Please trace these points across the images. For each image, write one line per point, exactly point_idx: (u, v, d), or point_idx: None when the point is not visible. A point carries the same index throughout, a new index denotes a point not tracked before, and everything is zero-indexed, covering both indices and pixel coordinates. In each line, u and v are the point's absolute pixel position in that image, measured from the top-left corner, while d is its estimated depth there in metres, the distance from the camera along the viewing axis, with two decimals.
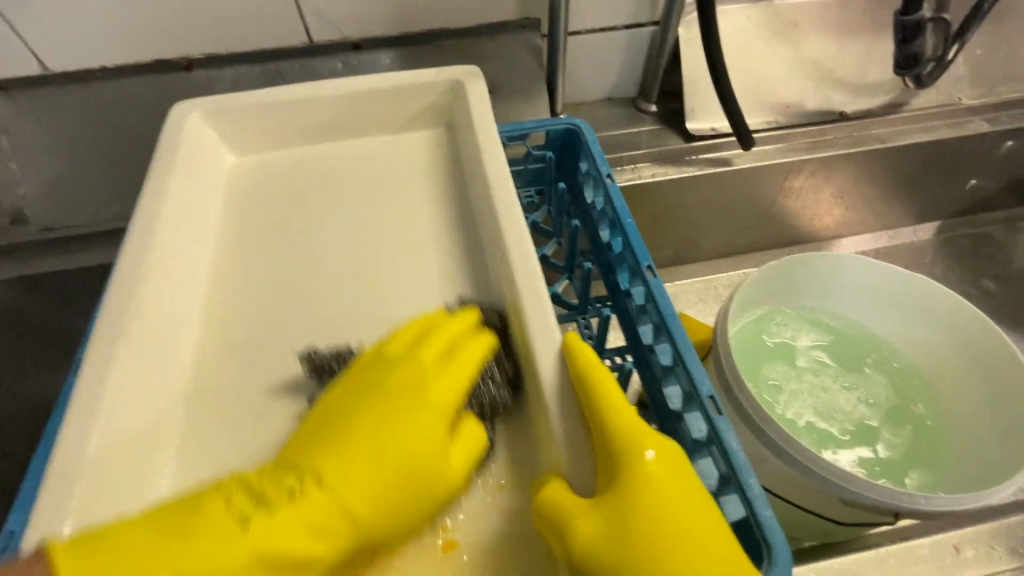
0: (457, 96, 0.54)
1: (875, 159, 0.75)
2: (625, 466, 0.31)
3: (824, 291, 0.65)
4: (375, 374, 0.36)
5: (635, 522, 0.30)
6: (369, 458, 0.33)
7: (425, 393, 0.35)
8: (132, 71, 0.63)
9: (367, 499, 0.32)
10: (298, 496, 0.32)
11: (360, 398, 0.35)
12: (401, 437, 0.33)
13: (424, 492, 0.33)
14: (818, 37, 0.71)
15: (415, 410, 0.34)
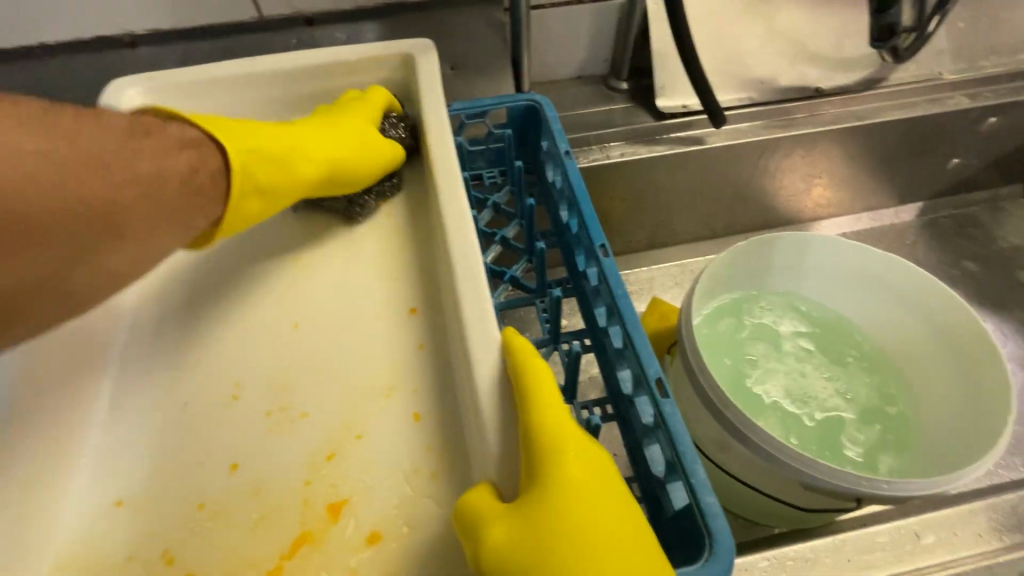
0: (409, 71, 0.52)
1: (853, 137, 0.72)
2: (549, 469, 0.29)
3: (801, 273, 0.63)
4: (322, 112, 0.50)
5: (554, 529, 0.27)
6: (310, 138, 0.44)
7: (351, 115, 0.47)
8: (75, 49, 0.60)
9: (308, 152, 0.43)
10: (252, 136, 0.42)
11: (307, 120, 0.48)
12: (335, 130, 0.45)
13: (339, 181, 0.44)
14: (794, 9, 0.68)
15: (345, 118, 0.46)
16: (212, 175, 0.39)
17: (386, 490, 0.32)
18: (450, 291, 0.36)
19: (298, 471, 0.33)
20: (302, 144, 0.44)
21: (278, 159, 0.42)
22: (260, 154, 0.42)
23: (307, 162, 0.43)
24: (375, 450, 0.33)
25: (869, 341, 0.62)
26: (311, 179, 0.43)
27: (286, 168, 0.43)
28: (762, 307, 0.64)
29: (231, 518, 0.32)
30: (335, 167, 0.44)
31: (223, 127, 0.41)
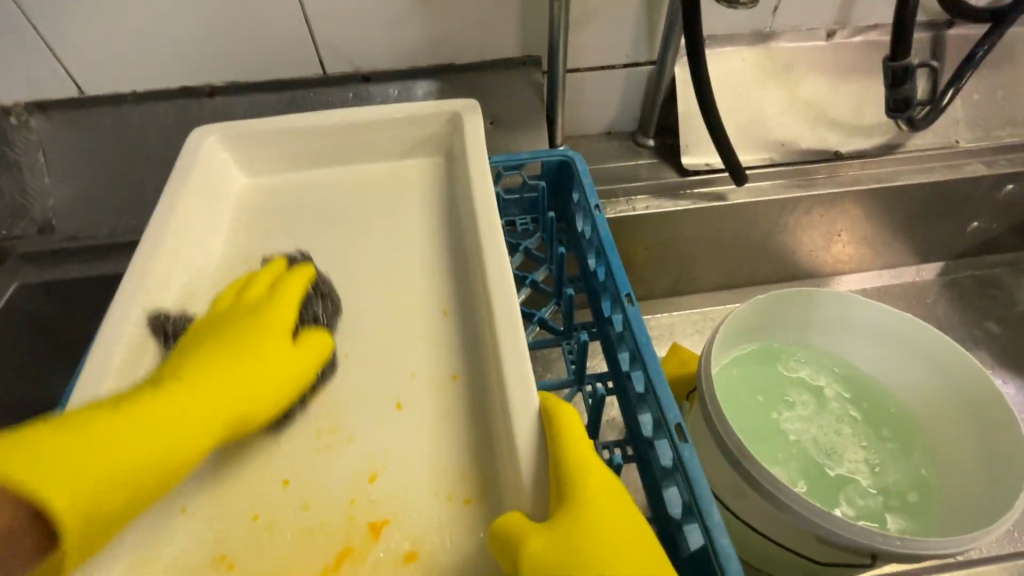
0: (455, 127, 0.57)
1: (871, 199, 0.75)
2: (582, 495, 0.30)
3: (831, 330, 0.64)
4: (223, 317, 0.44)
5: (588, 551, 0.28)
6: (200, 410, 0.37)
7: (259, 329, 0.42)
8: (161, 97, 0.68)
9: (192, 419, 0.36)
10: (131, 417, 0.34)
11: (212, 338, 0.42)
12: (244, 355, 0.40)
13: (244, 420, 0.38)
14: (812, 79, 0.73)
15: (249, 339, 0.41)
16: (25, 507, 0.29)
17: (424, 514, 0.35)
18: (489, 334, 0.40)
19: (343, 492, 0.36)
20: (211, 398, 0.37)
21: (162, 437, 0.35)
22: (150, 425, 0.35)
23: (200, 419, 0.36)
24: (415, 477, 0.36)
25: (900, 406, 0.62)
26: (208, 439, 0.36)
27: (174, 454, 0.35)
28: (790, 361, 0.65)
29: (282, 529, 0.35)
30: (240, 416, 0.38)
31: (81, 434, 0.33)
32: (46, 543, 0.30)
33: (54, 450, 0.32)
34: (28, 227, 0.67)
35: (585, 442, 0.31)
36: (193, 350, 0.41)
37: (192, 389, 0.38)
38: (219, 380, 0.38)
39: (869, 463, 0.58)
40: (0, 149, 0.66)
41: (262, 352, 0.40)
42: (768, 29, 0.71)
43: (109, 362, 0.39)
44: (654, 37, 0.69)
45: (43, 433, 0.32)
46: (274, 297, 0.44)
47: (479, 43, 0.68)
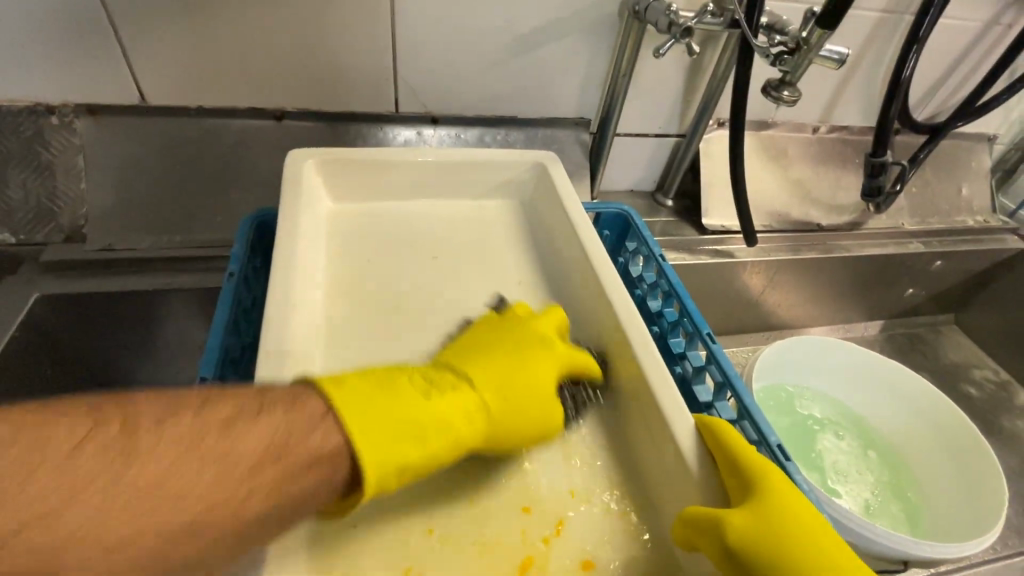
0: (538, 174, 0.62)
1: (841, 265, 0.91)
2: (758, 483, 0.35)
3: (833, 374, 0.76)
4: (496, 333, 0.43)
5: (777, 531, 0.33)
6: (488, 374, 0.40)
7: (528, 339, 0.42)
8: (223, 113, 0.66)
9: (438, 417, 0.36)
10: (408, 414, 0.35)
11: (463, 355, 0.42)
12: (514, 378, 0.40)
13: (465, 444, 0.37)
14: (801, 163, 0.88)
15: (520, 361, 0.41)
16: (325, 483, 0.31)
17: (593, 521, 0.38)
18: (622, 361, 0.44)
19: (516, 507, 0.38)
20: (484, 401, 0.39)
21: (431, 437, 0.36)
22: (413, 426, 0.35)
23: (457, 419, 0.37)
24: (575, 490, 0.39)
25: (883, 438, 0.74)
26: (460, 442, 0.37)
27: (453, 430, 0.37)
28: (799, 402, 0.76)
29: (461, 541, 0.36)
30: (493, 429, 0.38)
31: (377, 389, 0.35)
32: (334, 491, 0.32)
33: (343, 392, 0.34)
34: (54, 233, 0.63)
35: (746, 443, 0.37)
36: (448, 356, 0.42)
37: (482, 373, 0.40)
38: (513, 373, 0.41)
39: (873, 492, 0.68)
40: (34, 149, 0.61)
41: (533, 378, 0.41)
42: (770, 119, 0.85)
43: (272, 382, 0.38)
44: (686, 115, 0.80)
45: (335, 383, 0.35)
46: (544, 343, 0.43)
47: (542, 101, 0.75)
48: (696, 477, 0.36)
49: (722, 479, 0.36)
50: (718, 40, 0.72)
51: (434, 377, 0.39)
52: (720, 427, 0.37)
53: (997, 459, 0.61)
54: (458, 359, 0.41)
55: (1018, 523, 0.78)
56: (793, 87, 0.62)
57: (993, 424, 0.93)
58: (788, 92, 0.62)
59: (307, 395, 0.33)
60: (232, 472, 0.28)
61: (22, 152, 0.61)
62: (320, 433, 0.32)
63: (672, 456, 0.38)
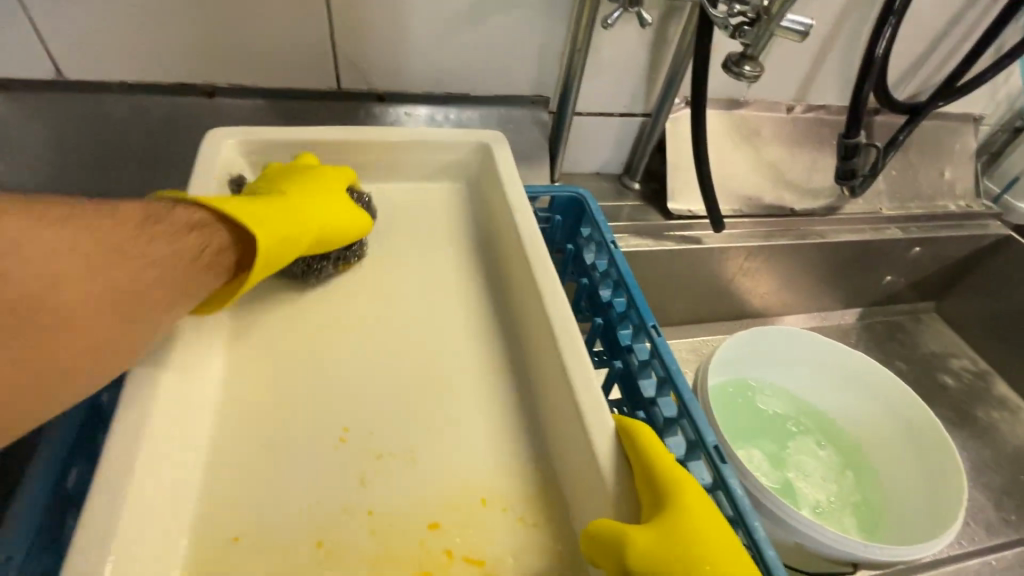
0: (482, 155, 0.59)
1: (815, 251, 0.87)
2: (671, 501, 0.33)
3: (797, 366, 0.73)
4: (285, 170, 0.51)
5: (686, 553, 0.31)
6: (310, 193, 0.47)
7: (325, 179, 0.50)
8: (151, 89, 0.62)
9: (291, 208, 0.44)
10: (258, 205, 0.43)
11: (269, 184, 0.48)
12: (324, 201, 0.47)
13: (324, 244, 0.47)
14: (775, 144, 0.84)
15: (321, 185, 0.49)
16: (207, 258, 0.38)
17: (502, 532, 0.35)
18: (548, 356, 0.41)
19: (417, 520, 0.35)
20: (317, 227, 0.45)
21: (295, 225, 0.44)
22: (278, 214, 0.43)
23: (289, 229, 0.43)
24: (488, 497, 0.37)
25: (853, 441, 0.71)
26: (299, 239, 0.44)
27: (289, 243, 0.43)
28: (762, 395, 0.74)
29: (359, 555, 0.34)
30: (313, 241, 0.45)
31: (241, 202, 0.43)
32: (226, 263, 0.40)
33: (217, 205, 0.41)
34: None
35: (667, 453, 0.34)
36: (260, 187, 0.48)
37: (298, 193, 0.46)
38: (324, 202, 0.47)
39: (832, 488, 0.66)
40: None
41: (340, 198, 0.48)
42: (742, 98, 0.81)
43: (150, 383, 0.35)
44: (651, 93, 0.76)
45: (222, 204, 0.41)
46: (321, 179, 0.50)
47: (495, 78, 0.71)
48: (612, 488, 0.34)
49: (638, 492, 0.34)
50: (682, 12, 0.68)
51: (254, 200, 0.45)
52: (641, 436, 0.35)
53: (961, 461, 0.59)
54: (268, 186, 0.48)
55: (986, 517, 0.76)
56: (754, 62, 0.58)
57: (968, 416, 0.91)
58: (750, 68, 0.58)
59: (181, 207, 0.39)
60: (87, 305, 0.31)
61: None
62: (161, 244, 0.36)
63: (590, 464, 0.35)
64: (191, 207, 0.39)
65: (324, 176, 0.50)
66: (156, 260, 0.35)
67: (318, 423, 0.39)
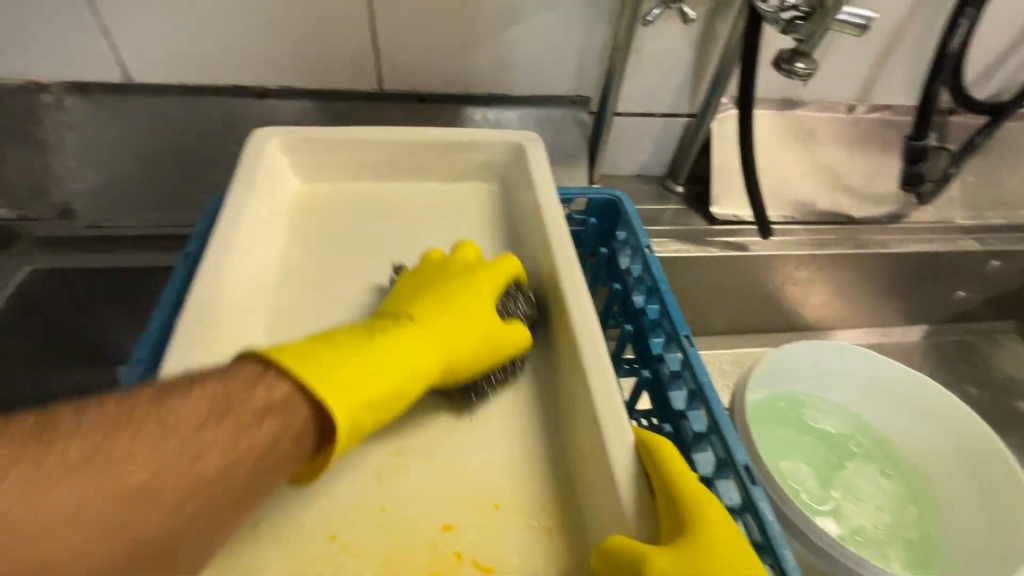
0: (516, 156, 0.58)
1: (875, 262, 0.81)
2: (691, 517, 0.31)
3: (851, 384, 0.69)
4: (437, 268, 0.46)
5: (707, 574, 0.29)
6: (434, 314, 0.41)
7: (474, 291, 0.43)
8: (206, 91, 0.66)
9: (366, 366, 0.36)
10: (367, 347, 0.37)
11: (409, 295, 0.44)
12: (454, 320, 0.41)
13: (443, 379, 0.40)
14: (832, 147, 0.78)
15: (463, 289, 0.43)
16: (300, 433, 0.32)
17: (512, 539, 0.35)
18: (571, 362, 0.40)
19: (429, 523, 0.35)
20: (428, 345, 0.39)
21: (440, 347, 0.39)
22: (367, 367, 0.36)
23: (418, 359, 0.38)
24: (500, 503, 0.36)
25: (910, 466, 0.65)
26: (417, 384, 0.38)
27: (401, 394, 0.37)
28: (808, 413, 0.69)
29: (368, 549, 0.34)
30: (449, 354, 0.39)
31: (333, 349, 0.36)
32: (314, 429, 0.33)
33: (303, 366, 0.34)
34: (45, 210, 0.64)
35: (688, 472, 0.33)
36: (397, 304, 0.43)
37: (409, 341, 0.39)
38: (455, 324, 0.41)
39: (885, 519, 0.61)
40: (26, 127, 0.63)
41: (475, 308, 0.42)
42: (797, 97, 0.76)
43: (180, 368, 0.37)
44: (697, 92, 0.73)
45: (283, 350, 0.34)
46: (474, 280, 0.44)
47: (535, 78, 0.70)
48: (626, 501, 0.32)
49: (657, 511, 0.33)
50: (732, 7, 0.65)
51: (373, 326, 0.40)
52: (657, 443, 0.33)
53: None
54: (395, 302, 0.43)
55: None
56: (808, 58, 0.54)
57: None
58: (803, 64, 0.54)
59: (270, 372, 0.33)
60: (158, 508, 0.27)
61: (16, 129, 0.62)
62: (262, 390, 0.32)
63: (606, 476, 0.34)
64: (279, 372, 0.33)
65: (463, 285, 0.43)
66: (219, 443, 0.30)
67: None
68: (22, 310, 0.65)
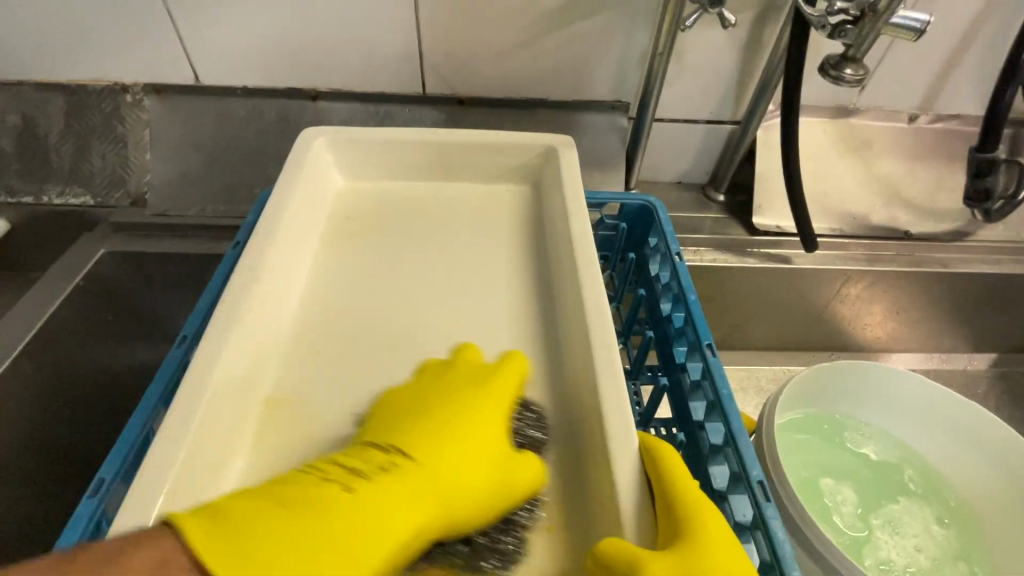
0: (549, 159, 0.59)
1: (935, 282, 0.76)
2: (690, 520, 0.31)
3: (897, 410, 0.65)
4: (442, 375, 0.41)
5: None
6: (438, 453, 0.36)
7: (479, 406, 0.39)
8: (266, 93, 0.71)
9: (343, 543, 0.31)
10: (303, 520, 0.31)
11: (421, 402, 0.39)
12: (450, 439, 0.37)
13: (450, 524, 0.35)
14: (889, 158, 0.74)
15: (467, 402, 0.38)
16: None
17: (512, 536, 0.35)
18: (585, 369, 0.40)
19: None
20: (438, 484, 0.35)
21: (425, 496, 0.34)
22: (304, 535, 0.31)
23: (411, 505, 0.34)
24: None
25: (958, 506, 0.62)
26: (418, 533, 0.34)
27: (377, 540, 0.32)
28: (847, 436, 0.66)
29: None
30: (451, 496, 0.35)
31: (282, 509, 0.31)
32: None
33: (224, 541, 0.29)
34: (123, 198, 0.71)
35: (694, 484, 0.33)
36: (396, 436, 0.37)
37: (413, 480, 0.35)
38: (453, 433, 0.37)
39: (919, 557, 0.58)
40: (111, 124, 0.70)
41: (466, 433, 0.37)
42: (851, 105, 0.73)
43: (219, 344, 0.40)
44: (742, 99, 0.71)
45: (201, 516, 0.30)
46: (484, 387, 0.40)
47: (574, 83, 0.70)
48: (624, 512, 0.32)
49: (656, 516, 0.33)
50: (781, 12, 0.63)
51: (361, 463, 0.35)
52: (657, 444, 0.34)
53: None
54: (386, 431, 0.37)
55: None
56: (857, 64, 0.52)
57: None
58: (851, 70, 0.52)
59: (177, 545, 0.28)
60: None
61: (103, 126, 0.70)
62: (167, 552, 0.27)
63: (608, 486, 0.34)
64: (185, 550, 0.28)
65: (475, 391, 0.39)
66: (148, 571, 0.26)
67: (360, 405, 0.42)
68: (94, 292, 0.68)
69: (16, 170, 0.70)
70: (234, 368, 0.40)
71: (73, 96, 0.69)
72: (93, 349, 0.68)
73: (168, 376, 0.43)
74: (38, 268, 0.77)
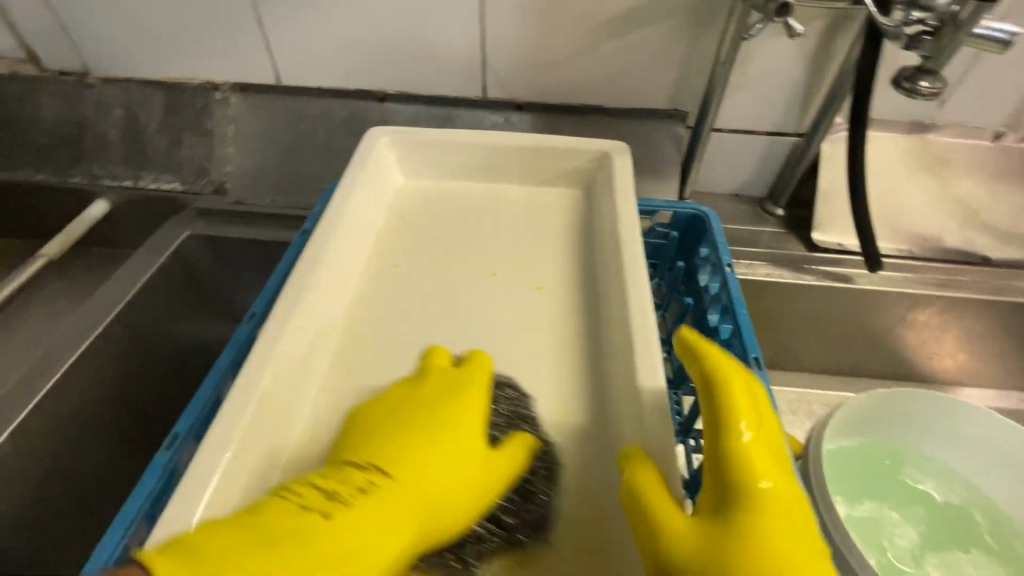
0: (602, 165, 0.60)
1: (1016, 313, 0.70)
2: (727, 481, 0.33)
3: (965, 448, 0.61)
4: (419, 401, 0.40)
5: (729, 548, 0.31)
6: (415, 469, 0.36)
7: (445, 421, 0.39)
8: (338, 94, 0.76)
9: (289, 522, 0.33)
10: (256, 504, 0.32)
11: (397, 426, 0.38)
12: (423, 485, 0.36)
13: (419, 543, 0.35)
14: (969, 177, 0.70)
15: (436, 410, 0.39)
16: None
17: (541, 524, 0.37)
18: (625, 373, 0.41)
19: None
20: (418, 496, 0.35)
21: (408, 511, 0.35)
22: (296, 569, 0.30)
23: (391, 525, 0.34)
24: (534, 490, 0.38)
25: None
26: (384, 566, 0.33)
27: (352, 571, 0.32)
28: (906, 470, 0.63)
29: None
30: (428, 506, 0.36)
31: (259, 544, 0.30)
32: None
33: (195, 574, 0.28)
34: (207, 186, 0.77)
35: (739, 389, 0.35)
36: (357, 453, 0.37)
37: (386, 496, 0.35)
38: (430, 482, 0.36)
39: None
40: (201, 119, 0.77)
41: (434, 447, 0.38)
42: (928, 120, 0.69)
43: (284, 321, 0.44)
44: (808, 111, 0.69)
45: (179, 552, 0.28)
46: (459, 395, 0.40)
47: (633, 91, 0.71)
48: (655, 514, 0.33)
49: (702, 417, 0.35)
50: (854, 22, 0.61)
51: (340, 484, 0.34)
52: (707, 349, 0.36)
53: None
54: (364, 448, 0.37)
55: None
56: (934, 76, 0.49)
57: None
58: (927, 82, 0.49)
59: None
60: None
61: (194, 121, 0.77)
62: None
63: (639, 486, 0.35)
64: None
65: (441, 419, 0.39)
66: None
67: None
68: (179, 272, 0.74)
69: (119, 157, 0.78)
70: (296, 344, 0.44)
71: (170, 93, 0.77)
72: (173, 322, 0.74)
73: (238, 347, 0.46)
74: (129, 247, 0.84)
